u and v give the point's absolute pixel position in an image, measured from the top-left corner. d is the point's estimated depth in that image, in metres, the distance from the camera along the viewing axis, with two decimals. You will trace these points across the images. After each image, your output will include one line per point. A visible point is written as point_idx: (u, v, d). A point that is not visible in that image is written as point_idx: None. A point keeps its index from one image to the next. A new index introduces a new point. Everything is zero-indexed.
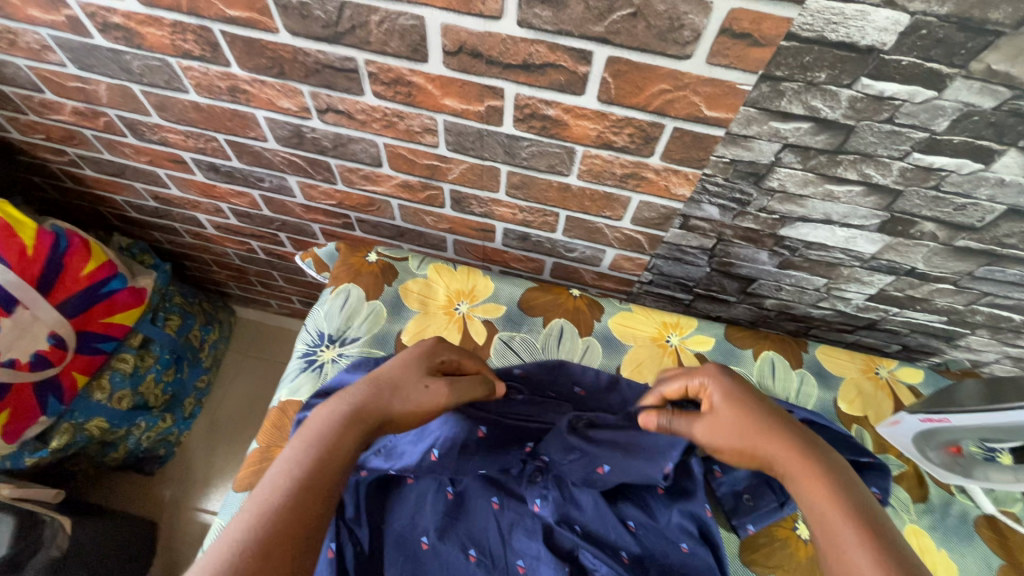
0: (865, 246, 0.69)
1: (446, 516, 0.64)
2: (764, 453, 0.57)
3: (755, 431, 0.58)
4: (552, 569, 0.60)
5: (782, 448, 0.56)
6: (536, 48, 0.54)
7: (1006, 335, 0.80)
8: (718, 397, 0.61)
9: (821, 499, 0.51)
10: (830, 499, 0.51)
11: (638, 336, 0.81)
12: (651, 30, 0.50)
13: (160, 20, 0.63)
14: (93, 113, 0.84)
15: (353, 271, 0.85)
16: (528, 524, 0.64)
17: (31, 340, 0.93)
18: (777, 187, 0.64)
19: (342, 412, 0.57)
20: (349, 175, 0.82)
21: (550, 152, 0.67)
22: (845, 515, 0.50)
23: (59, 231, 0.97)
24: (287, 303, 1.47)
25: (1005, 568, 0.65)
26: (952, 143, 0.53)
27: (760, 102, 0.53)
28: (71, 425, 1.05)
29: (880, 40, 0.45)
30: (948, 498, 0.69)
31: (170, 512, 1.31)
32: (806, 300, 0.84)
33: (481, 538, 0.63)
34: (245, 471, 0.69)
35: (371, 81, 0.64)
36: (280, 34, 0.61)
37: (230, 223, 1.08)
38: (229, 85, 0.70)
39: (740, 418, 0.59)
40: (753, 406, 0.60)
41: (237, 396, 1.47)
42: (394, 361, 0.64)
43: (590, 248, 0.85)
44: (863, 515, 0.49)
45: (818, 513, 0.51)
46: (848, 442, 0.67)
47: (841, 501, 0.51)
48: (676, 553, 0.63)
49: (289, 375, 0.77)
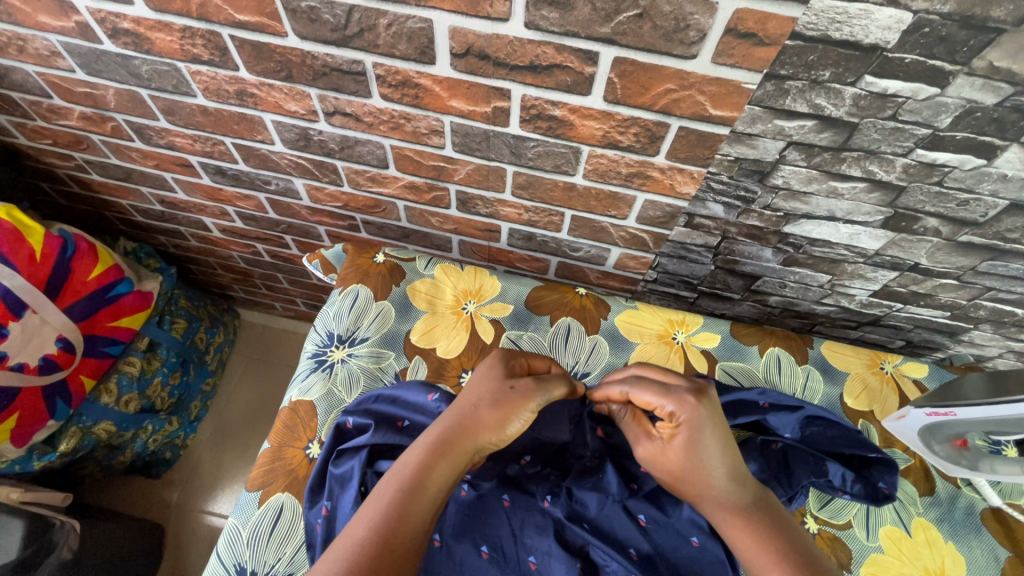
0: (869, 242, 0.70)
1: (461, 516, 0.64)
2: (700, 488, 0.59)
3: (697, 467, 0.59)
4: (564, 565, 0.61)
5: (723, 481, 0.58)
6: (543, 49, 0.55)
7: (1009, 329, 0.81)
8: (682, 428, 0.59)
9: (756, 532, 0.55)
10: (762, 533, 0.55)
11: (644, 333, 0.82)
12: (657, 30, 0.50)
13: (170, 25, 0.64)
14: (101, 117, 0.84)
15: (361, 272, 0.85)
16: (538, 521, 0.64)
17: (39, 344, 0.93)
18: (782, 185, 0.64)
19: (431, 445, 0.57)
20: (355, 177, 0.83)
21: (556, 152, 0.68)
22: (772, 547, 0.54)
23: (67, 235, 0.98)
24: (291, 305, 1.47)
25: (1013, 560, 0.65)
26: (955, 140, 0.54)
27: (764, 100, 0.54)
28: (79, 428, 1.06)
29: (884, 39, 0.46)
30: (954, 491, 0.70)
31: (177, 515, 1.31)
32: (811, 297, 0.85)
33: (493, 536, 0.63)
34: (257, 470, 0.70)
35: (379, 84, 0.64)
36: (288, 38, 0.61)
37: (236, 227, 1.09)
38: (237, 89, 0.71)
39: (696, 454, 0.58)
40: (715, 440, 0.58)
41: (243, 398, 1.48)
42: (476, 385, 0.63)
43: (595, 247, 0.85)
44: (793, 549, 0.54)
45: (743, 542, 0.55)
46: (858, 438, 0.68)
47: (772, 535, 0.55)
48: (687, 549, 0.63)
49: (299, 375, 0.78)
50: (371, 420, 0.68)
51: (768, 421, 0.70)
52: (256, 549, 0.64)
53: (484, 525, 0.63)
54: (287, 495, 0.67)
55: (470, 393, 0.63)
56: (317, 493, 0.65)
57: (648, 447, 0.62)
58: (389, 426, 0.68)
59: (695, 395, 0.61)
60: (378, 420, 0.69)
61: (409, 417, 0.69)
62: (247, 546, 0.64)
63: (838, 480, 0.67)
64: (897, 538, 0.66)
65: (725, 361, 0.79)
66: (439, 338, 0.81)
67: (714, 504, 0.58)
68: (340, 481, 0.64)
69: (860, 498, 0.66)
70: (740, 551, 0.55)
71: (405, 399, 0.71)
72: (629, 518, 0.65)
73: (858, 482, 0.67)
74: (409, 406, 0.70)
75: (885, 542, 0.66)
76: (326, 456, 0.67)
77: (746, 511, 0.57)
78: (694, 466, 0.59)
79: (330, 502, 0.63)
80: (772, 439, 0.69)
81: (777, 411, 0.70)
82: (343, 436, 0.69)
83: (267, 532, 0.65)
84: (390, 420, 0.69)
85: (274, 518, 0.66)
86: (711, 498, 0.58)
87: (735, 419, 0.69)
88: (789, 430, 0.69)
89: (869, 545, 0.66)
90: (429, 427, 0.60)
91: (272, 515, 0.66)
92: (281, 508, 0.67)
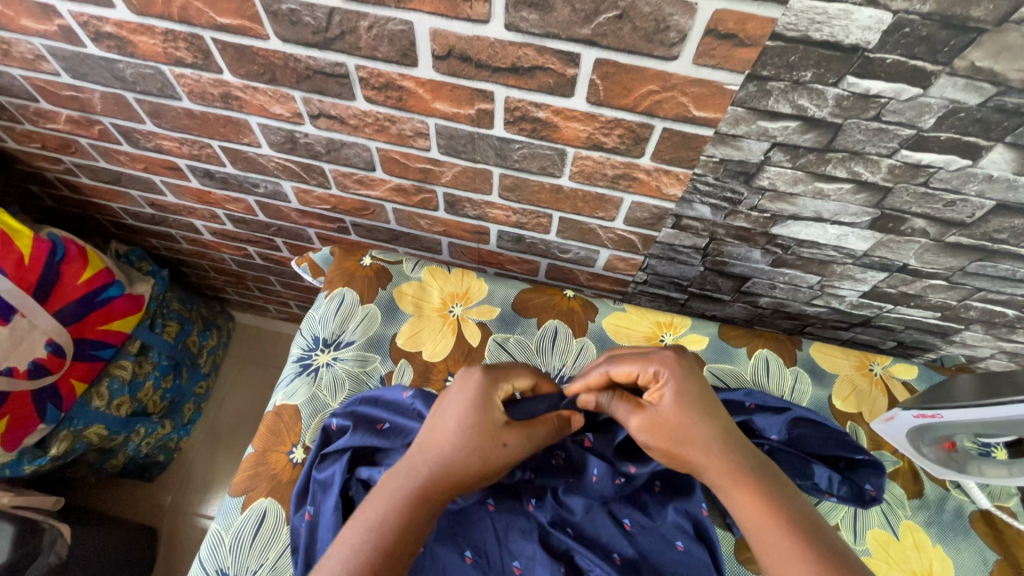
0: (856, 243, 0.70)
1: (446, 521, 0.63)
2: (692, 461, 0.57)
3: (688, 430, 0.57)
4: (548, 570, 0.61)
5: (712, 452, 0.56)
6: (525, 51, 0.55)
7: (1001, 330, 0.80)
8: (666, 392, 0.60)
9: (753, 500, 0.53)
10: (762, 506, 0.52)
11: (632, 336, 0.82)
12: (637, 32, 0.50)
13: (152, 28, 0.63)
14: (88, 121, 0.84)
15: (348, 275, 0.85)
16: (522, 526, 0.64)
17: (28, 348, 0.93)
18: (767, 186, 0.64)
19: (404, 489, 0.54)
20: (342, 179, 0.83)
21: (541, 154, 0.67)
22: (776, 520, 0.51)
23: (56, 239, 0.97)
24: (285, 308, 1.47)
25: (1001, 563, 0.65)
26: (939, 140, 0.53)
27: (747, 101, 0.54)
28: (69, 432, 1.05)
29: (864, 39, 0.46)
30: (943, 493, 0.70)
31: (170, 518, 1.31)
32: (800, 298, 0.84)
33: (478, 541, 0.63)
34: (241, 475, 0.70)
35: (363, 86, 0.64)
36: (270, 41, 0.61)
37: (226, 229, 1.09)
38: (221, 92, 0.71)
39: (683, 409, 0.58)
40: (695, 401, 0.59)
41: (236, 400, 1.48)
42: (451, 410, 0.60)
43: (584, 249, 0.85)
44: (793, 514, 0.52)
45: (746, 514, 0.53)
46: (841, 439, 0.68)
47: (772, 505, 0.52)
48: (672, 553, 0.63)
49: (284, 379, 0.77)
50: (350, 421, 0.69)
51: (754, 422, 0.69)
52: (239, 553, 0.64)
53: (467, 530, 0.63)
54: (270, 499, 0.67)
55: (447, 419, 0.59)
56: (304, 497, 0.66)
57: (640, 419, 0.60)
58: (369, 429, 0.68)
59: (673, 360, 0.62)
60: (355, 421, 0.69)
61: (388, 419, 0.69)
62: (229, 552, 0.64)
63: (824, 483, 0.67)
64: (884, 541, 0.65)
65: (713, 363, 0.79)
66: (425, 340, 0.81)
67: (711, 480, 0.56)
68: (323, 486, 0.65)
69: (847, 501, 0.66)
70: (748, 524, 0.52)
71: (386, 399, 0.71)
72: (614, 522, 0.65)
73: (844, 484, 0.66)
74: (389, 406, 0.70)
75: (873, 545, 0.65)
76: (311, 461, 0.68)
77: (744, 481, 0.54)
78: (683, 427, 0.58)
79: (312, 506, 0.63)
80: (760, 443, 0.69)
81: (763, 412, 0.69)
82: (328, 440, 0.69)
83: (250, 537, 0.65)
84: (369, 421, 0.69)
85: (258, 522, 0.66)
86: (707, 472, 0.56)
87: None
88: (776, 433, 0.68)
89: (856, 548, 0.65)
90: (403, 468, 0.57)
91: (255, 519, 0.66)
92: (264, 513, 0.66)
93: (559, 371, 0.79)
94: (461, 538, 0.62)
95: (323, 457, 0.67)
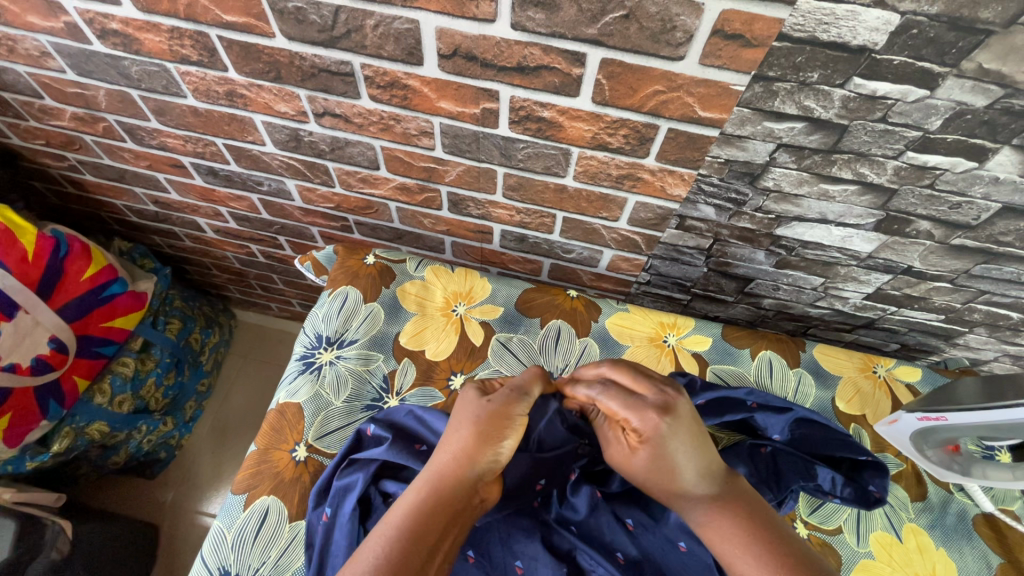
0: (861, 245, 0.69)
1: None
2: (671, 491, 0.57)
3: (664, 475, 0.57)
4: (551, 570, 0.61)
5: (693, 482, 0.56)
6: (530, 50, 0.55)
7: (1005, 333, 0.80)
8: (647, 445, 0.58)
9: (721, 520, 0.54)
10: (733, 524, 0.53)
11: (635, 336, 0.81)
12: (643, 31, 0.50)
13: (158, 25, 0.64)
14: (92, 118, 0.84)
15: (351, 273, 0.85)
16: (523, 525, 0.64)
17: (31, 344, 0.93)
18: (773, 187, 0.64)
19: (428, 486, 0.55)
20: (346, 178, 0.83)
21: (546, 154, 0.67)
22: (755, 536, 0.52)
23: (60, 235, 0.98)
24: (287, 306, 1.47)
25: (1005, 566, 0.65)
26: (945, 142, 0.53)
27: (753, 102, 0.54)
28: (72, 429, 1.05)
29: (872, 40, 0.46)
30: (946, 496, 0.69)
31: (171, 516, 1.31)
32: (804, 300, 0.84)
33: (480, 540, 0.63)
34: (244, 473, 0.70)
35: (368, 85, 0.64)
36: (276, 39, 0.61)
37: (229, 227, 1.09)
38: (226, 90, 0.71)
39: (658, 467, 0.57)
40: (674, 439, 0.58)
41: (238, 398, 1.48)
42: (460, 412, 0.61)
43: (588, 249, 0.85)
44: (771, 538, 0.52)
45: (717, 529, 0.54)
46: (847, 441, 0.68)
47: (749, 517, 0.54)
48: (676, 555, 0.63)
49: (287, 378, 0.77)
50: (389, 435, 0.68)
51: (755, 420, 0.70)
52: (242, 552, 0.64)
53: (469, 527, 0.63)
54: (272, 498, 0.67)
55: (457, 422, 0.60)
56: (322, 496, 0.66)
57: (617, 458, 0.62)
58: (407, 446, 0.66)
59: (659, 410, 0.58)
60: (394, 436, 0.68)
61: (427, 440, 0.68)
62: (232, 550, 0.64)
63: (827, 485, 0.67)
64: (887, 544, 0.65)
65: (716, 364, 0.79)
66: (429, 340, 0.81)
67: (689, 503, 0.56)
68: (344, 491, 0.64)
69: (850, 502, 0.66)
70: (715, 545, 0.54)
71: (429, 421, 0.69)
72: (618, 523, 0.65)
73: (849, 486, 0.66)
74: (431, 429, 0.69)
75: (875, 548, 0.65)
76: (336, 465, 0.67)
77: (721, 504, 0.55)
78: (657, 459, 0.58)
79: (331, 509, 0.63)
80: (761, 443, 0.69)
81: (765, 412, 0.70)
82: (360, 445, 0.69)
83: (252, 535, 0.65)
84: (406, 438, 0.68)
85: (260, 521, 0.66)
86: (687, 498, 0.57)
87: (721, 417, 0.69)
88: (779, 432, 0.69)
89: (859, 552, 0.65)
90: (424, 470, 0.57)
91: (258, 517, 0.66)
92: (266, 511, 0.66)
93: (562, 371, 0.79)
94: (463, 534, 0.63)
95: (350, 462, 0.67)
